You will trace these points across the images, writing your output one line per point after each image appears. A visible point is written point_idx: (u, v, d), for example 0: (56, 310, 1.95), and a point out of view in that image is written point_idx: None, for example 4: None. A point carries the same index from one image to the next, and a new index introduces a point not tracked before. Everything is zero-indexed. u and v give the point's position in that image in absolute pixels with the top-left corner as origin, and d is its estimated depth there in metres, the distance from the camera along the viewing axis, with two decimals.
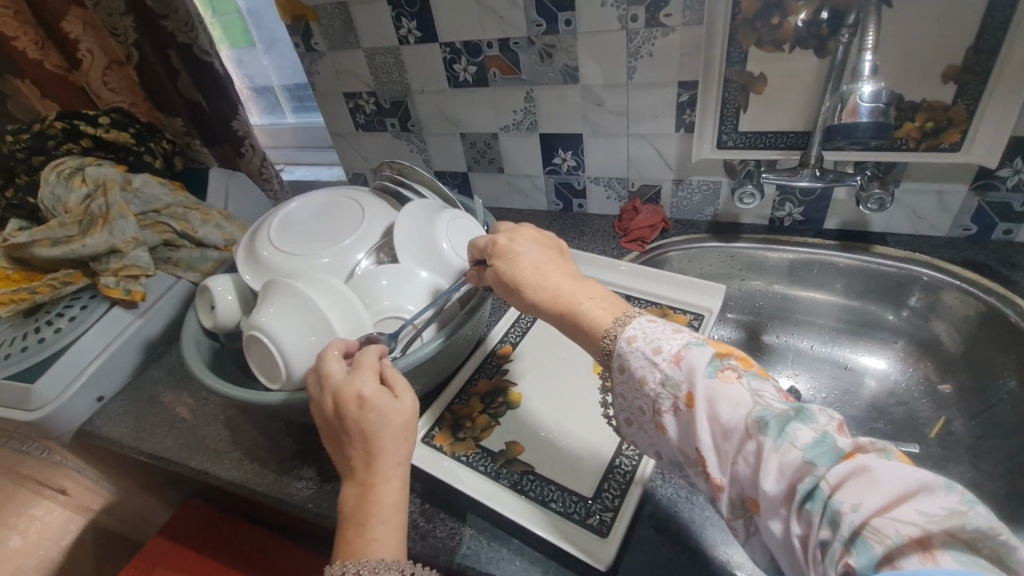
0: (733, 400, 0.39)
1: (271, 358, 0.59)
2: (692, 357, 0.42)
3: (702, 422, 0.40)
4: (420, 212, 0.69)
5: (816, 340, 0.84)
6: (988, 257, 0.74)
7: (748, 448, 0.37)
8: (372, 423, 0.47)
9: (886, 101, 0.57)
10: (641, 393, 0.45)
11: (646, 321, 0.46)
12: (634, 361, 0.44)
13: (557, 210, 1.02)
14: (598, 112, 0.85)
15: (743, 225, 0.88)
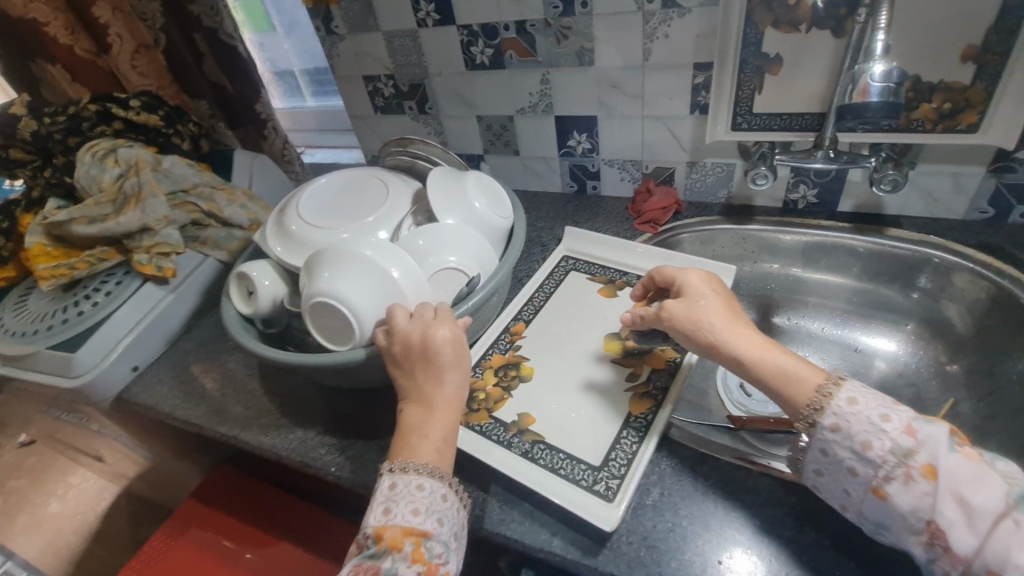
0: (975, 475, 0.43)
1: (340, 323, 0.63)
2: (929, 432, 0.45)
3: (942, 494, 0.43)
4: (447, 178, 0.76)
5: (827, 323, 0.84)
6: (1004, 239, 0.73)
7: (1006, 526, 0.40)
8: (443, 363, 0.57)
9: (897, 80, 0.56)
10: (858, 458, 0.46)
11: (858, 387, 0.49)
12: (857, 424, 0.47)
13: (571, 191, 1.03)
14: (612, 94, 0.86)
15: (757, 208, 0.88)
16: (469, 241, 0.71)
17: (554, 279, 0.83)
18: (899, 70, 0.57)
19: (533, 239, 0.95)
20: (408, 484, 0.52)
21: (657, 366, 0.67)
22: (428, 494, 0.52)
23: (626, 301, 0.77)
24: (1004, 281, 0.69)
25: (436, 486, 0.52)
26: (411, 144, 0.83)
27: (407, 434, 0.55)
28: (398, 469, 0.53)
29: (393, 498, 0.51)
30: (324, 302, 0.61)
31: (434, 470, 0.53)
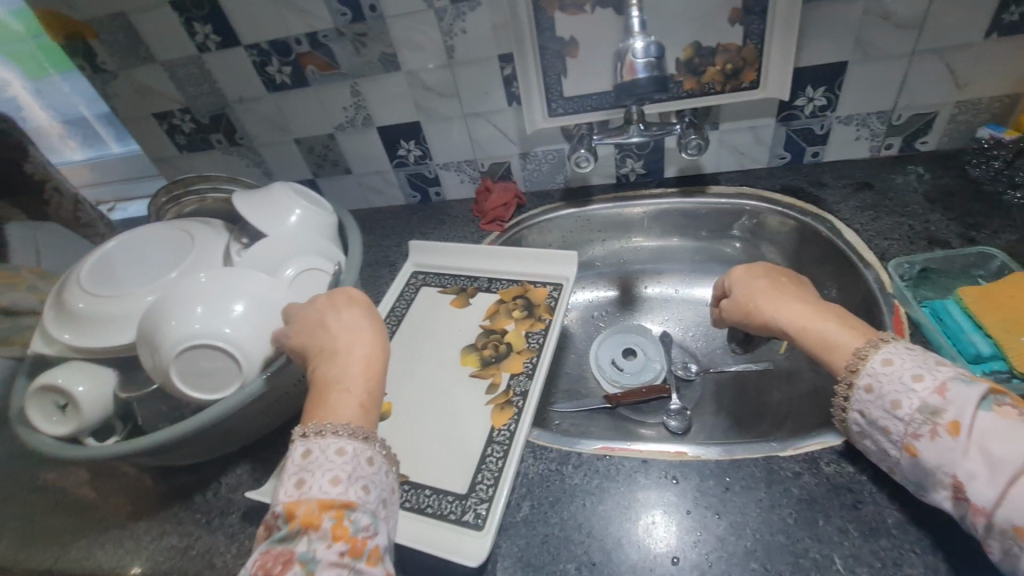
0: (1011, 433, 0.37)
1: (214, 364, 0.55)
2: (960, 389, 0.40)
3: (971, 454, 0.38)
4: (255, 195, 0.69)
5: (678, 284, 0.89)
6: (803, 180, 0.80)
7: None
8: (354, 329, 0.51)
9: (656, 54, 0.58)
10: (888, 416, 0.43)
11: (903, 348, 0.45)
12: (886, 383, 0.43)
13: (415, 201, 0.98)
14: (428, 97, 0.83)
15: (594, 187, 0.90)
16: (315, 236, 0.68)
17: (404, 299, 0.78)
18: (657, 45, 0.59)
19: (381, 260, 0.89)
20: (324, 450, 0.43)
21: (515, 371, 0.65)
22: (348, 459, 0.43)
23: (479, 307, 0.75)
24: (806, 218, 0.74)
25: (360, 450, 0.44)
26: (207, 184, 0.75)
27: (318, 401, 0.47)
28: (310, 433, 0.44)
29: (307, 467, 0.43)
30: (190, 344, 0.54)
31: (352, 429, 0.45)
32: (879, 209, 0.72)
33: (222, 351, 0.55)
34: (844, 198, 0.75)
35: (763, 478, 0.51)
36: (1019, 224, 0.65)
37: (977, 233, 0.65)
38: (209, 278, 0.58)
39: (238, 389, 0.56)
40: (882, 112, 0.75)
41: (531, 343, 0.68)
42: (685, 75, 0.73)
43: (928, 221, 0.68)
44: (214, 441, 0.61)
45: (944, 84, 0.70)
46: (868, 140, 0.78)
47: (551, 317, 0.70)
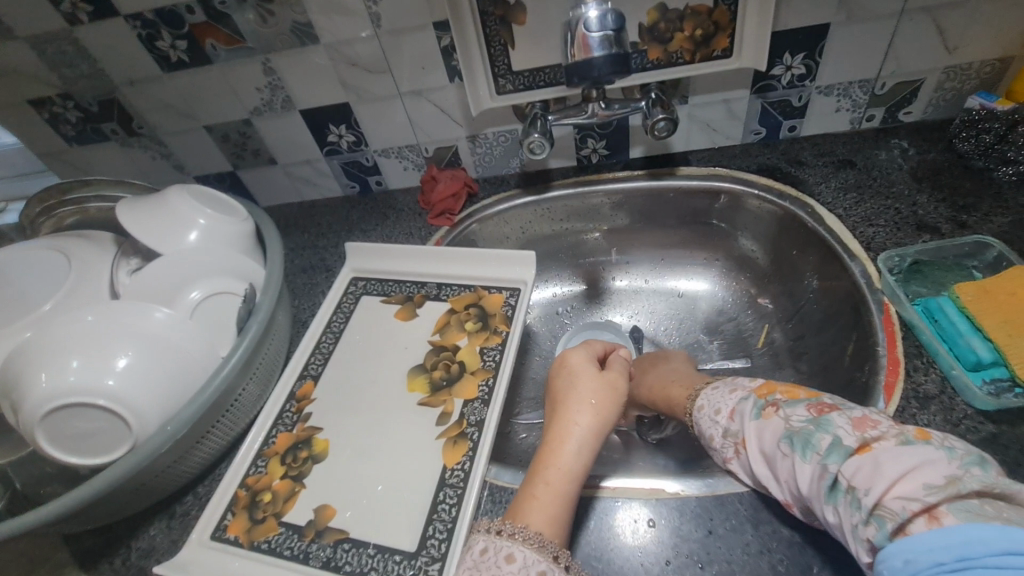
0: (770, 430, 0.40)
1: (103, 424, 0.45)
2: (741, 405, 0.44)
3: (760, 458, 0.41)
4: (148, 203, 0.57)
5: (647, 275, 0.82)
6: (780, 157, 0.73)
7: (787, 466, 0.38)
8: (565, 376, 0.54)
9: (614, 25, 0.48)
10: (709, 450, 0.46)
11: (711, 389, 0.49)
12: (704, 421, 0.47)
13: (355, 192, 0.87)
14: (356, 74, 0.71)
15: (553, 171, 0.80)
16: (225, 251, 0.57)
17: (343, 312, 0.68)
18: (615, 13, 0.49)
19: (317, 264, 0.79)
20: (497, 552, 0.39)
21: (469, 397, 0.57)
22: (518, 568, 0.38)
23: (428, 319, 0.66)
24: (785, 201, 0.67)
25: (532, 560, 0.38)
26: (86, 189, 0.62)
27: (517, 497, 0.44)
28: (494, 530, 0.41)
29: (478, 564, 0.39)
30: (62, 404, 0.43)
31: (539, 541, 0.39)
32: (863, 191, 0.66)
33: (104, 410, 0.44)
34: (825, 178, 0.68)
35: (750, 517, 0.45)
36: (1012, 204, 0.60)
37: (968, 217, 0.59)
38: (95, 317, 0.47)
39: (128, 453, 0.46)
40: (865, 81, 0.67)
41: (487, 361, 0.60)
42: (650, 43, 0.63)
43: (916, 203, 0.62)
44: (115, 509, 0.51)
45: (933, 48, 0.63)
46: (849, 112, 0.71)
47: (508, 328, 0.62)
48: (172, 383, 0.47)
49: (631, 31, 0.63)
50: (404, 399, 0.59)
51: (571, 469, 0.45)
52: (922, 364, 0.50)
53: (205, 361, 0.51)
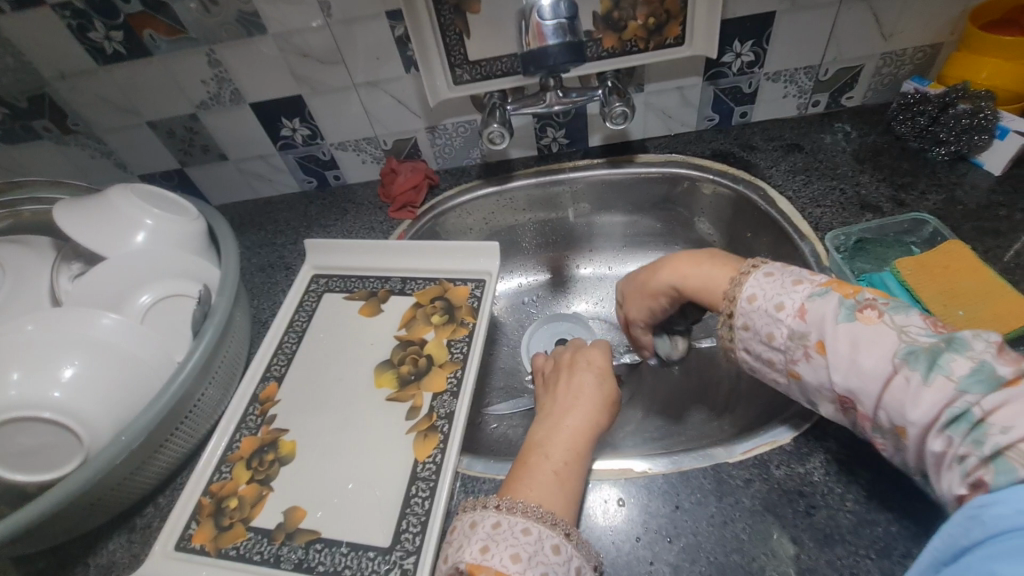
0: (873, 337, 0.38)
1: (48, 440, 0.43)
2: (819, 308, 0.41)
3: (839, 365, 0.38)
4: (90, 203, 0.54)
5: (610, 261, 0.83)
6: (733, 143, 0.75)
7: (895, 382, 0.36)
8: (569, 368, 0.55)
9: (567, 13, 0.48)
10: (768, 349, 0.44)
11: (761, 279, 0.45)
12: (756, 318, 0.44)
13: (312, 187, 0.85)
14: (308, 65, 0.69)
15: (514, 161, 0.80)
16: (175, 253, 0.55)
17: (305, 310, 0.67)
18: (569, 1, 0.49)
19: (275, 262, 0.76)
20: (511, 526, 0.40)
21: (438, 390, 0.57)
22: (534, 541, 0.39)
23: (393, 314, 0.65)
24: (738, 185, 0.70)
25: (546, 534, 0.40)
26: (17, 193, 0.58)
27: (521, 472, 0.45)
28: (505, 506, 0.41)
29: (493, 537, 0.39)
30: (4, 420, 0.41)
31: (551, 519, 0.41)
32: (810, 173, 0.69)
33: (51, 424, 0.42)
34: (775, 162, 0.71)
35: (714, 490, 0.47)
36: (944, 183, 0.63)
37: (906, 196, 0.63)
38: (36, 327, 0.45)
39: (79, 468, 0.43)
40: (810, 67, 0.70)
41: (454, 353, 0.60)
42: (604, 32, 0.64)
43: (859, 184, 0.66)
44: (72, 526, 0.48)
45: (871, 35, 0.66)
46: (796, 98, 0.74)
47: (475, 320, 0.62)
48: (123, 392, 0.45)
49: (585, 20, 0.63)
50: (371, 396, 0.58)
51: (578, 449, 0.47)
52: None
53: (159, 367, 0.49)
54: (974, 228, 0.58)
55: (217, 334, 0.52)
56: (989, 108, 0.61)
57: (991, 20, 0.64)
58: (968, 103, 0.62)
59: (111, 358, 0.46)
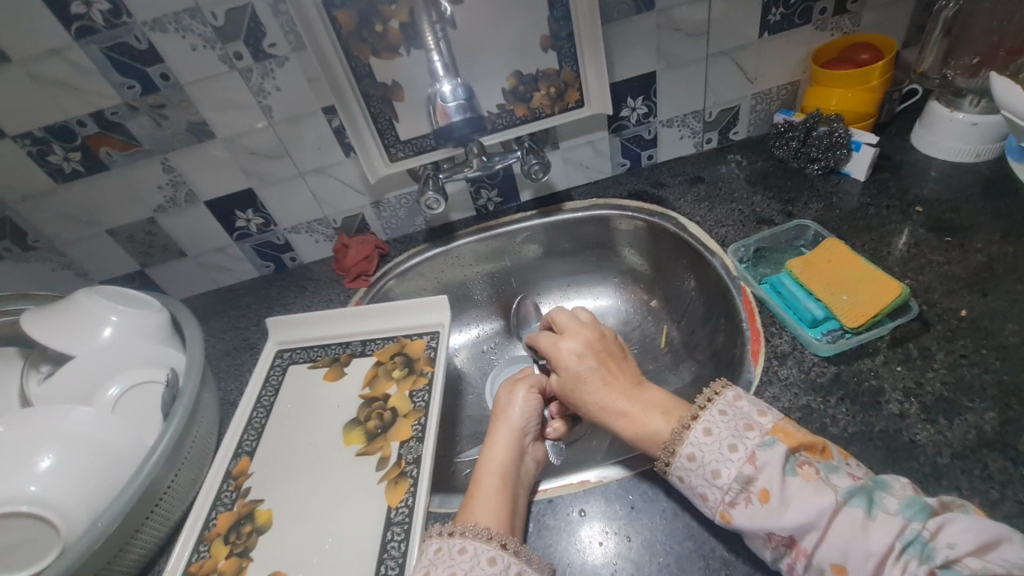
0: (814, 495, 0.39)
1: (27, 534, 0.45)
2: (767, 458, 0.41)
3: (787, 513, 0.39)
4: (54, 307, 0.59)
5: (557, 301, 0.90)
6: (645, 182, 0.85)
7: (841, 522, 0.38)
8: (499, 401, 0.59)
9: (465, 95, 0.57)
10: (709, 484, 0.43)
11: (714, 413, 0.45)
12: (708, 452, 0.44)
13: (270, 271, 0.90)
14: (256, 161, 0.76)
15: (455, 223, 0.88)
16: (139, 346, 0.59)
17: (272, 385, 0.70)
18: (465, 86, 0.57)
19: (241, 344, 0.80)
20: (450, 548, 0.44)
21: (404, 438, 0.61)
22: (470, 558, 0.43)
23: (356, 375, 0.69)
24: (654, 218, 0.79)
25: (481, 549, 0.44)
26: None
27: (467, 505, 0.49)
28: (447, 532, 0.46)
29: (434, 562, 0.44)
30: None
31: (487, 534, 0.45)
32: (713, 200, 0.78)
33: (31, 518, 0.45)
34: (682, 194, 0.81)
35: (662, 486, 0.51)
36: (822, 193, 0.74)
37: (793, 208, 0.73)
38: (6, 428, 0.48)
39: (57, 558, 0.45)
40: (696, 112, 0.81)
41: (417, 402, 0.64)
42: (515, 103, 0.74)
43: (753, 203, 0.76)
44: None
45: (739, 81, 0.79)
46: (691, 138, 0.85)
47: (432, 369, 0.67)
48: (96, 478, 0.48)
49: (497, 96, 0.73)
50: (341, 455, 0.61)
51: (503, 478, 0.51)
52: (776, 330, 0.60)
53: (131, 453, 0.51)
54: (850, 227, 0.68)
55: (184, 415, 0.55)
56: (842, 127, 0.72)
57: (831, 58, 0.77)
58: (825, 125, 0.73)
59: (84, 449, 0.48)
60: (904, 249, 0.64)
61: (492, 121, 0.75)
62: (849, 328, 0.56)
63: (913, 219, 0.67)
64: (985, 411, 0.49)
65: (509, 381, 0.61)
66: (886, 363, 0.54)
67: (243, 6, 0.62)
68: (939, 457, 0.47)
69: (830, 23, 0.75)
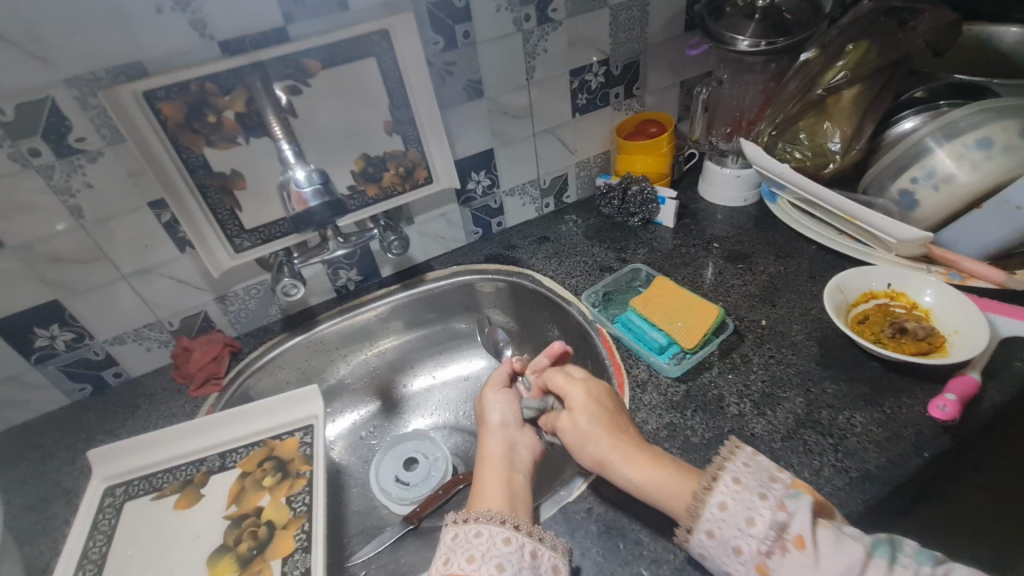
0: (841, 544, 0.42)
1: None
2: (795, 506, 0.44)
3: (823, 562, 0.41)
4: None
5: (433, 371, 0.90)
6: (499, 247, 0.92)
7: (871, 575, 0.41)
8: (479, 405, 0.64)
9: (320, 180, 0.57)
10: (743, 534, 0.44)
11: (739, 463, 0.48)
12: (738, 501, 0.45)
13: (86, 394, 0.76)
14: (62, 268, 0.65)
15: (315, 307, 0.84)
16: None
17: (102, 532, 0.57)
18: (319, 171, 0.58)
19: (51, 491, 0.65)
20: (467, 533, 0.48)
21: (287, 553, 0.54)
22: (486, 539, 0.47)
23: (216, 495, 0.60)
24: (512, 277, 0.85)
25: (495, 530, 0.48)
26: None
27: (475, 497, 0.53)
28: (461, 519, 0.50)
29: (454, 547, 0.48)
30: None
31: (499, 518, 0.49)
32: (560, 255, 0.87)
33: None
34: (533, 254, 0.88)
35: (565, 529, 0.53)
36: (645, 240, 0.87)
37: (625, 254, 0.85)
38: None
39: None
40: (533, 180, 0.91)
41: (297, 508, 0.57)
42: (365, 184, 0.76)
43: (593, 254, 0.86)
44: None
45: (563, 152, 0.91)
46: (532, 204, 0.94)
47: (311, 467, 0.61)
48: None
49: (346, 178, 0.74)
50: None
51: (501, 468, 0.56)
52: (633, 361, 0.68)
53: None
54: (671, 265, 0.81)
55: None
56: (649, 186, 0.87)
57: (630, 130, 0.93)
58: (637, 185, 0.88)
59: None
60: (713, 277, 0.78)
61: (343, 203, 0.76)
62: (688, 349, 0.66)
63: (714, 253, 0.82)
64: (796, 397, 0.61)
65: (487, 382, 0.65)
66: (720, 373, 0.64)
67: (40, 100, 0.56)
68: (774, 443, 0.57)
69: (624, 105, 0.91)
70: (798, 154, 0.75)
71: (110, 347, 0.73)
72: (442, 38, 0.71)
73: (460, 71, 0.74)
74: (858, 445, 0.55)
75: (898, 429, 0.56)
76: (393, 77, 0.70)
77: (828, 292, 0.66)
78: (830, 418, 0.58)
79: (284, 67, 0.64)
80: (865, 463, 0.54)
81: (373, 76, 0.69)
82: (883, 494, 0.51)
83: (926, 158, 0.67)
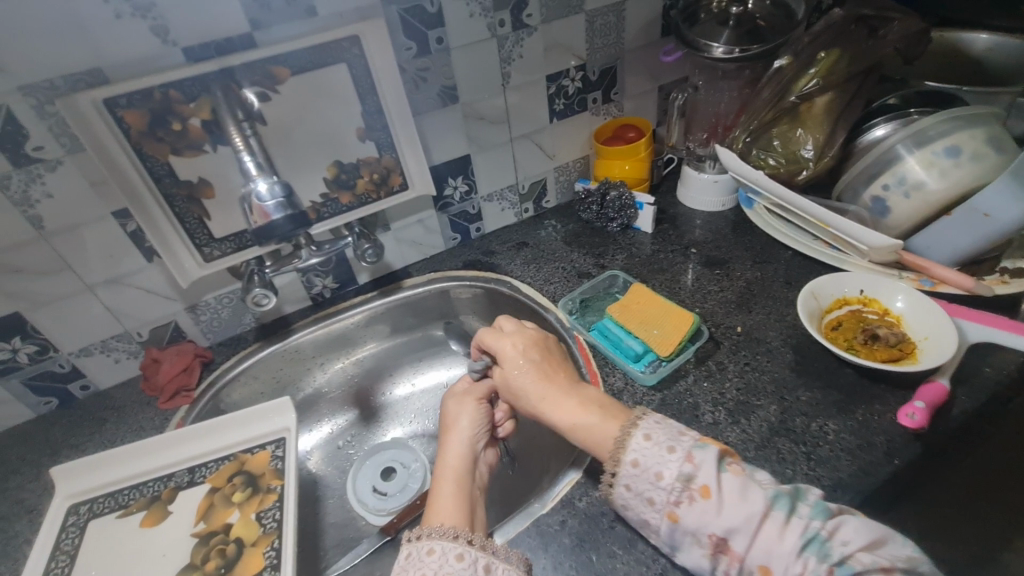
0: (745, 492, 0.42)
1: None
2: (703, 457, 0.44)
3: (723, 512, 0.42)
4: None
5: (412, 378, 0.89)
6: (477, 252, 0.91)
7: (766, 526, 0.41)
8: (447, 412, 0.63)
9: (283, 193, 0.56)
10: (656, 487, 0.45)
11: (652, 422, 0.49)
12: (650, 456, 0.46)
13: (52, 407, 0.74)
14: (23, 280, 0.63)
15: (290, 315, 0.83)
16: None
17: (64, 552, 0.56)
18: (282, 184, 0.57)
19: (12, 509, 0.63)
20: (419, 552, 0.47)
21: (254, 571, 0.52)
22: (438, 557, 0.46)
23: (184, 512, 0.59)
24: (489, 283, 0.84)
25: (449, 547, 0.47)
26: None
27: (430, 510, 0.52)
28: (415, 537, 0.48)
29: (406, 567, 0.47)
30: None
31: (453, 533, 0.48)
32: (538, 261, 0.87)
33: None
34: (511, 259, 0.88)
35: (538, 542, 0.53)
36: (623, 246, 0.87)
37: (603, 260, 0.84)
38: None
39: None
40: (511, 186, 0.91)
41: (266, 525, 0.56)
42: (338, 191, 0.74)
43: (572, 260, 0.86)
44: None
45: (541, 157, 0.90)
46: (511, 209, 0.94)
47: (282, 482, 0.60)
48: None
49: (318, 185, 0.73)
50: None
51: (458, 480, 0.55)
52: (609, 369, 0.68)
53: None
54: (648, 271, 0.81)
55: None
56: (627, 191, 0.87)
57: (607, 136, 0.93)
58: (615, 190, 0.87)
59: None
60: (690, 283, 0.78)
61: (317, 211, 0.74)
62: (663, 357, 0.66)
63: (692, 258, 0.82)
64: (769, 405, 0.61)
65: (455, 392, 0.64)
66: (695, 381, 0.64)
67: None
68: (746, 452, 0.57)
69: (602, 109, 0.91)
70: (772, 161, 0.76)
71: (76, 360, 0.71)
72: (415, 44, 0.70)
73: (434, 76, 0.73)
74: (830, 453, 0.56)
75: (869, 436, 0.57)
76: (365, 83, 0.69)
77: (802, 298, 0.66)
78: (803, 425, 0.58)
79: (252, 73, 0.62)
80: (836, 472, 0.54)
81: (344, 82, 0.68)
82: (854, 503, 0.52)
83: (896, 164, 0.68)
